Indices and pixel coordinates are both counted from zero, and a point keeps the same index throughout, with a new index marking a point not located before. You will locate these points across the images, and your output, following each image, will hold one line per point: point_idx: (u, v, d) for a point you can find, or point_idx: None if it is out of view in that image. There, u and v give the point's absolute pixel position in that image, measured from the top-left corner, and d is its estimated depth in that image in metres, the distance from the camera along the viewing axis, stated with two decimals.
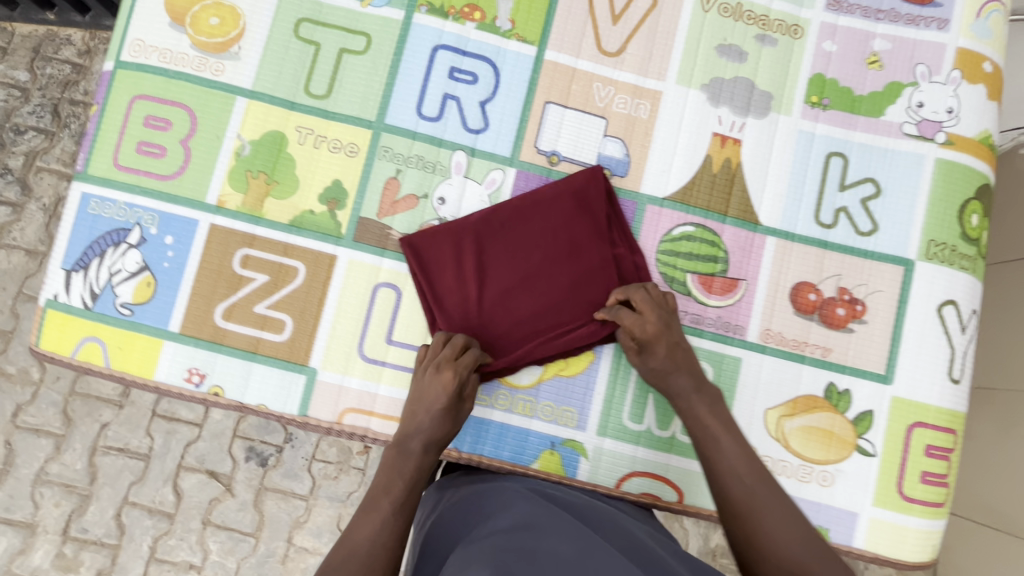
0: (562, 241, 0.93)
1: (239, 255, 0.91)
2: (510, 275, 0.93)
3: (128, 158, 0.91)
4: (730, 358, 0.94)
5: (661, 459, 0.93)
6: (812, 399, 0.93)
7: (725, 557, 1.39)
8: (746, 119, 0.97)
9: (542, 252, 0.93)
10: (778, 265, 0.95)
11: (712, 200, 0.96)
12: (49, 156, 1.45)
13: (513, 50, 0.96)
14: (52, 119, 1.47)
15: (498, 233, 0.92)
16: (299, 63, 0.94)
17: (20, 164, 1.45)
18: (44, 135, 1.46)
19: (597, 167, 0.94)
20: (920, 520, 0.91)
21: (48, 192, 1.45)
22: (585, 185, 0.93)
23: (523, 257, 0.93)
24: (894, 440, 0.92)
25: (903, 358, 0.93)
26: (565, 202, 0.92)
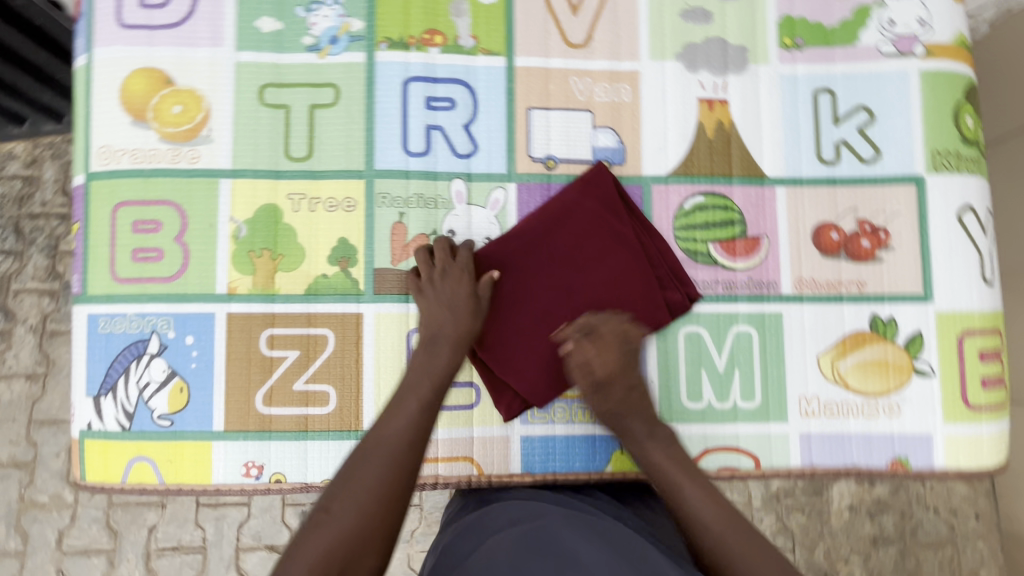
0: (592, 245, 0.91)
1: (265, 337, 0.88)
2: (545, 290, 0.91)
3: (127, 269, 0.88)
4: (771, 316, 0.94)
5: (729, 430, 0.92)
6: (860, 335, 0.93)
7: (788, 498, 1.48)
8: (727, 77, 0.97)
9: (572, 261, 0.91)
10: (794, 212, 0.95)
11: (714, 165, 0.96)
12: (23, 277, 1.39)
13: (482, 65, 0.94)
14: (16, 239, 1.41)
15: (523, 255, 0.91)
16: (273, 130, 0.91)
17: None
18: (12, 256, 1.40)
19: (602, 162, 0.93)
20: (990, 425, 0.92)
21: (31, 313, 1.40)
22: (598, 183, 0.91)
23: (555, 271, 0.91)
24: (947, 354, 0.92)
25: (937, 273, 0.93)
26: (583, 206, 0.91)
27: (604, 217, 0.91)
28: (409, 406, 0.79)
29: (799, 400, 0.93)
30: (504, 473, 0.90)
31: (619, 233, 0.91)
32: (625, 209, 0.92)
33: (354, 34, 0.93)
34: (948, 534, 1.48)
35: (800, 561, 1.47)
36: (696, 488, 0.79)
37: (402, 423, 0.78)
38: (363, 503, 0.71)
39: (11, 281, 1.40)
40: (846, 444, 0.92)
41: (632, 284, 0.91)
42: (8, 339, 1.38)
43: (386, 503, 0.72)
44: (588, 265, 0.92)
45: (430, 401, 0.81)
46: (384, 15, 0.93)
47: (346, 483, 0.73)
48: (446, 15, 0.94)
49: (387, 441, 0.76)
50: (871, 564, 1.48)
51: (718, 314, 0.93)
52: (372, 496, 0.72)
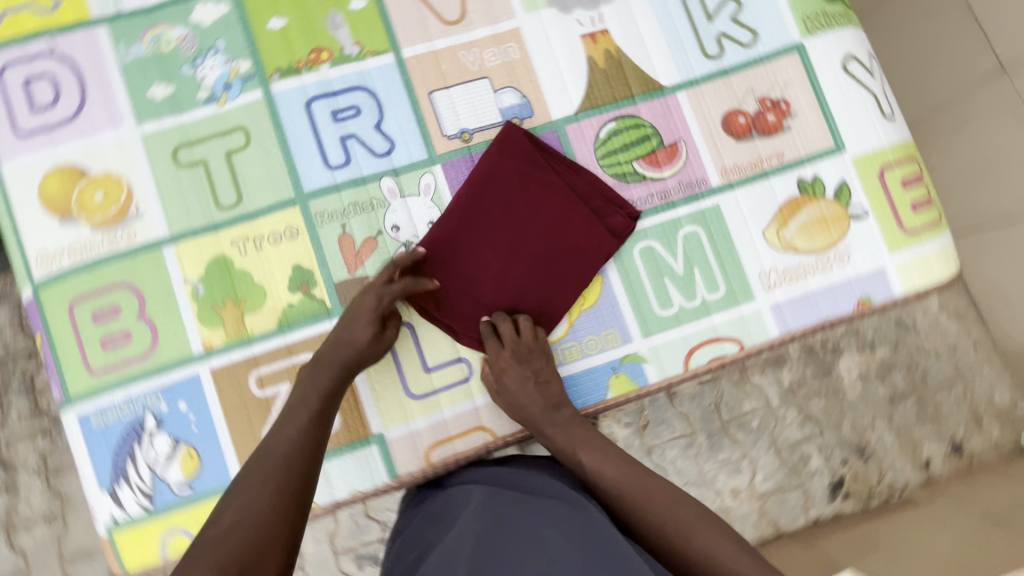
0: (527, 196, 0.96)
1: (253, 380, 0.91)
2: (498, 253, 0.95)
3: (101, 360, 0.90)
4: (710, 210, 0.99)
5: (707, 324, 0.97)
6: (794, 202, 0.99)
7: (802, 387, 1.54)
8: (600, 9, 1.02)
9: (514, 217, 0.96)
10: (700, 111, 1.01)
11: (615, 91, 1.01)
12: (9, 423, 1.37)
13: (374, 66, 0.97)
14: None
15: (467, 228, 0.95)
16: (197, 187, 0.94)
17: None
18: None
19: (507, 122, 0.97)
20: (933, 243, 0.99)
21: (30, 456, 1.37)
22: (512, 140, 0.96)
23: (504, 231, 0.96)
24: (875, 192, 0.99)
25: (842, 123, 1.00)
26: (505, 165, 0.96)
27: (529, 169, 0.96)
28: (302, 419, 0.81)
29: (759, 276, 0.98)
30: (517, 430, 0.94)
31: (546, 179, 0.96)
32: (545, 156, 0.97)
33: (244, 74, 0.96)
34: None
35: (831, 441, 1.53)
36: (591, 453, 0.84)
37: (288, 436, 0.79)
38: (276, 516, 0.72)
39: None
40: (814, 303, 0.98)
41: (574, 220, 0.96)
42: (16, 491, 1.36)
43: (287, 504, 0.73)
44: (530, 216, 0.96)
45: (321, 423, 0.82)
46: (267, 49, 0.96)
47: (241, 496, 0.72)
48: (325, 31, 0.97)
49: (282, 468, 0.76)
50: (895, 422, 1.52)
51: (663, 224, 0.99)
52: (271, 501, 0.72)
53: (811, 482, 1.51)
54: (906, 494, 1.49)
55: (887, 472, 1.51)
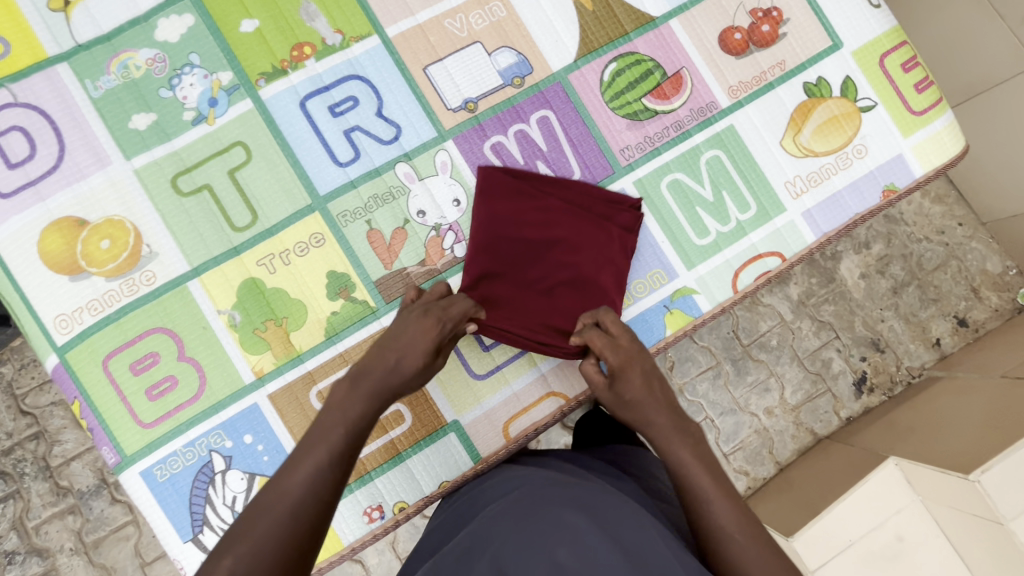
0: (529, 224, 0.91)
1: (314, 397, 0.88)
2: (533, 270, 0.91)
3: (150, 412, 0.86)
4: (725, 131, 0.99)
5: (746, 244, 0.98)
6: (803, 107, 1.00)
7: (812, 298, 1.60)
8: None
9: (522, 250, 0.91)
10: (695, 35, 1.00)
11: (609, 31, 0.99)
12: (35, 510, 1.30)
13: (361, 52, 0.93)
14: (4, 481, 1.31)
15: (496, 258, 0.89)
16: (206, 214, 0.89)
17: (18, 539, 1.30)
18: (12, 497, 1.31)
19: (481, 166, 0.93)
20: (941, 120, 1.01)
21: (64, 537, 1.30)
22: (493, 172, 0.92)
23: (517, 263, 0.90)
24: (878, 82, 1.00)
25: (835, 20, 1.00)
26: (497, 187, 0.91)
27: (522, 195, 0.91)
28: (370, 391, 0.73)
29: (785, 186, 0.99)
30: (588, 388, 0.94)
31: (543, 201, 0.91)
32: (527, 183, 0.93)
33: (228, 85, 0.90)
34: (946, 251, 1.60)
35: (848, 341, 1.58)
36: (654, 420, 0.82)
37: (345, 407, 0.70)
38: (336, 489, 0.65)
39: (25, 521, 1.30)
40: (843, 201, 0.99)
41: (586, 238, 0.91)
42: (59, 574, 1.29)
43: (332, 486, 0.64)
44: (537, 244, 0.91)
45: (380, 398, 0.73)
46: (245, 54, 0.91)
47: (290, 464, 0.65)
48: (302, 25, 0.92)
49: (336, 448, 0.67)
50: (903, 309, 1.60)
51: (682, 155, 0.98)
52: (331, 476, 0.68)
53: (837, 385, 1.58)
54: (925, 373, 1.58)
55: (904, 359, 1.59)
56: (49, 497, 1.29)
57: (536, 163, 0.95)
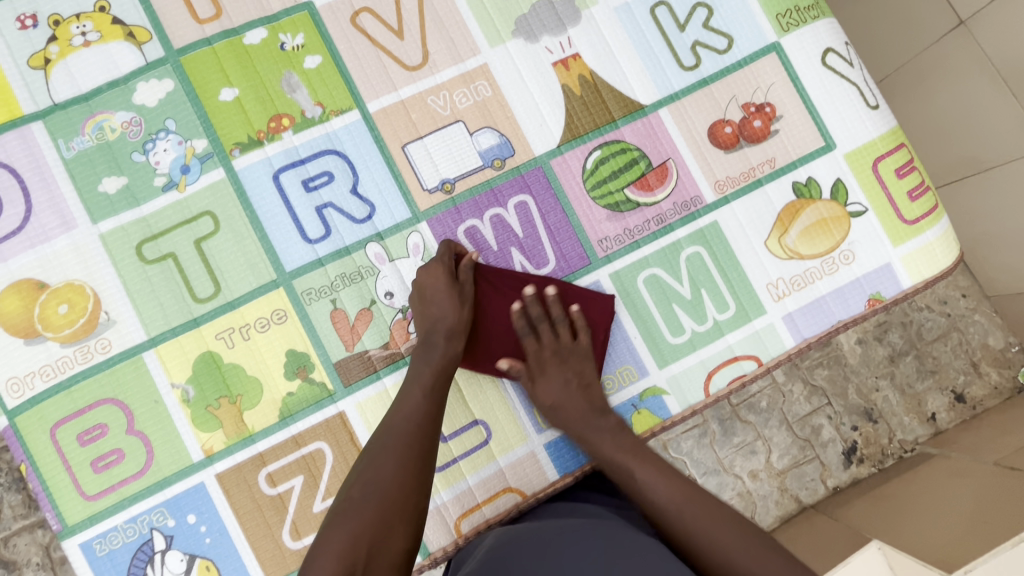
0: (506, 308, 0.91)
1: (263, 479, 0.86)
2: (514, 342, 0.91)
3: (95, 484, 0.84)
4: (709, 228, 0.96)
5: (721, 346, 0.95)
6: (792, 207, 0.97)
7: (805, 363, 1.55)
8: (567, 33, 0.97)
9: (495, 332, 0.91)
10: (685, 125, 0.97)
11: (595, 117, 0.96)
12: (3, 521, 1.28)
13: (340, 126, 0.92)
14: None
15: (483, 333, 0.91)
16: (169, 282, 0.87)
17: None
18: None
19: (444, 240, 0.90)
20: (934, 230, 0.97)
21: (32, 551, 1.28)
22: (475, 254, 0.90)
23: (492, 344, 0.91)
24: (870, 186, 0.97)
25: (829, 120, 0.98)
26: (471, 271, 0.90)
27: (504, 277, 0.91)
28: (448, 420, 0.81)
29: (768, 288, 0.96)
30: (546, 485, 0.90)
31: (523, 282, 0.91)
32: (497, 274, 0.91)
33: (201, 153, 0.89)
34: (947, 322, 1.56)
35: (840, 408, 1.53)
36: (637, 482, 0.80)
37: (409, 414, 0.78)
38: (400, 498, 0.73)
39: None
40: (827, 307, 0.96)
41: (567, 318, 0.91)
42: None
43: (405, 495, 0.72)
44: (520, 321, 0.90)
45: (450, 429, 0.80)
46: (222, 122, 0.89)
47: (364, 474, 0.73)
48: (282, 95, 0.91)
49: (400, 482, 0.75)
50: (898, 380, 1.54)
51: (663, 249, 0.95)
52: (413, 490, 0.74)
53: (826, 452, 1.52)
54: (917, 449, 1.53)
55: (897, 432, 1.53)
56: (19, 510, 1.27)
57: (510, 249, 0.93)
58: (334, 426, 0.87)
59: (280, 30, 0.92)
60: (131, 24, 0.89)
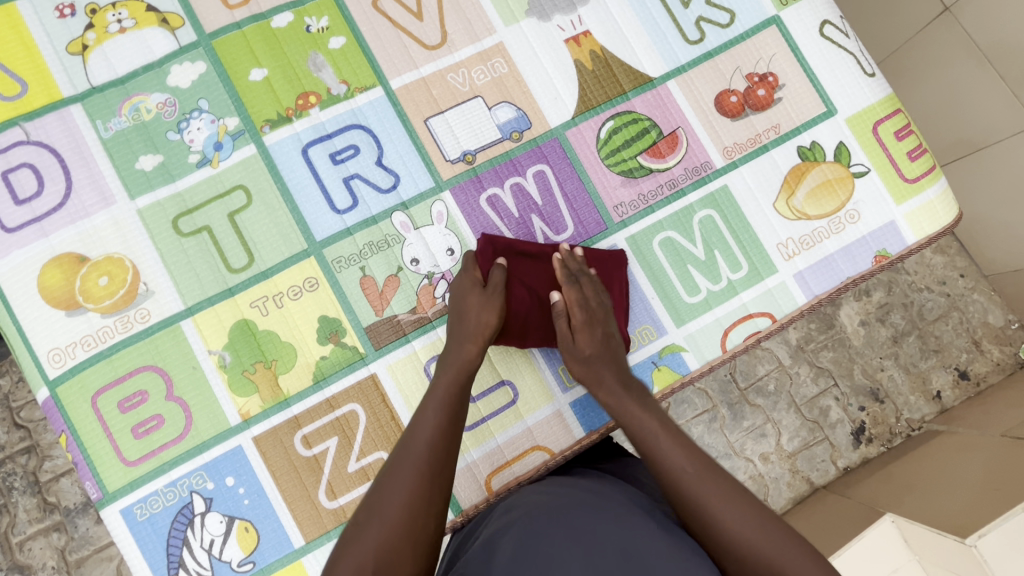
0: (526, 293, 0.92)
1: (298, 441, 0.88)
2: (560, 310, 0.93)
3: (135, 450, 0.86)
4: (719, 192, 1.00)
5: (736, 305, 0.98)
6: (797, 170, 1.01)
7: (811, 343, 1.58)
8: (578, 12, 1.02)
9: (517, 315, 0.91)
10: (692, 96, 1.02)
11: (607, 90, 1.01)
12: (20, 525, 1.29)
13: (365, 103, 0.96)
14: None
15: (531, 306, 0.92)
16: (204, 254, 0.91)
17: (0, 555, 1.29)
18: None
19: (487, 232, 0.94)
20: (934, 188, 1.02)
21: (47, 556, 1.29)
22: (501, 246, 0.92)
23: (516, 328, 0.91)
24: (871, 149, 1.02)
25: (829, 87, 1.03)
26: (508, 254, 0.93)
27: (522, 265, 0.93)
28: (450, 376, 0.82)
29: (778, 248, 1.00)
30: (573, 443, 0.93)
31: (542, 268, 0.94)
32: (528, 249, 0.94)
33: (234, 131, 0.93)
34: (948, 301, 1.59)
35: (847, 389, 1.56)
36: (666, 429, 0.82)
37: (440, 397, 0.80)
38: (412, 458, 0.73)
39: (10, 537, 1.29)
40: (834, 265, 1.00)
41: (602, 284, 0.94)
42: None
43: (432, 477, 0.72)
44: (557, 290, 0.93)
45: (450, 379, 0.82)
46: (253, 101, 0.94)
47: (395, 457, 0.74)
48: (308, 75, 0.95)
49: (413, 444, 0.74)
50: (903, 359, 1.58)
51: (676, 213, 0.99)
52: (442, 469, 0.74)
53: (835, 433, 1.55)
54: (924, 427, 1.56)
55: (903, 410, 1.56)
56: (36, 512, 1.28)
57: (530, 216, 0.97)
58: (367, 390, 0.90)
59: (306, 14, 0.96)
60: (165, 11, 0.94)
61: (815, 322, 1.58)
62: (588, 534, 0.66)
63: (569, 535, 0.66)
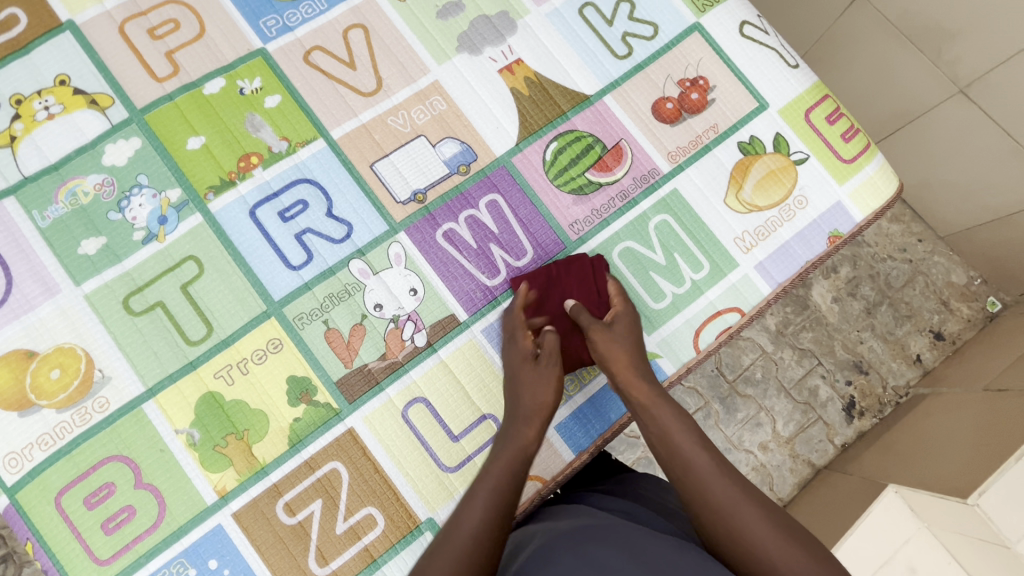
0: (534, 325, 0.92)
1: (281, 510, 0.85)
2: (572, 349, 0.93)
3: (108, 547, 0.82)
4: (669, 195, 1.02)
5: (703, 304, 0.99)
6: (741, 165, 1.04)
7: (789, 326, 1.60)
8: (507, 42, 1.04)
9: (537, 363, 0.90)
10: (629, 108, 1.05)
11: (546, 112, 1.03)
12: None
13: (307, 156, 0.96)
14: None
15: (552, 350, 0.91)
16: (161, 331, 0.88)
17: None
18: None
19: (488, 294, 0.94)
20: (871, 165, 1.06)
21: None
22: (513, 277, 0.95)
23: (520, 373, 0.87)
24: (807, 136, 1.05)
25: (757, 83, 1.07)
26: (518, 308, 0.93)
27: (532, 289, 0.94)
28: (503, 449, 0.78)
29: (735, 242, 1.02)
30: (563, 467, 0.91)
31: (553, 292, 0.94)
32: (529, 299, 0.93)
33: (176, 202, 0.91)
34: (911, 267, 1.64)
35: (831, 366, 1.58)
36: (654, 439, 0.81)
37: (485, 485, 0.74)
38: (457, 527, 0.69)
39: None
40: (791, 251, 1.02)
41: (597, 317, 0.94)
42: None
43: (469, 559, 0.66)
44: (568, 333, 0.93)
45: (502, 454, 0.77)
46: (193, 170, 0.93)
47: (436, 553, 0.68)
48: (247, 136, 0.95)
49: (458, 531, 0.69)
50: (879, 328, 1.61)
51: (631, 223, 1.01)
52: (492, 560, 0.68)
53: (827, 412, 1.56)
54: (911, 392, 1.58)
55: (888, 379, 1.59)
56: None
57: (489, 246, 0.97)
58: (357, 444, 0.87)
59: (237, 78, 0.96)
60: (93, 92, 0.93)
61: (790, 306, 1.61)
62: (620, 560, 0.62)
63: (601, 562, 0.62)
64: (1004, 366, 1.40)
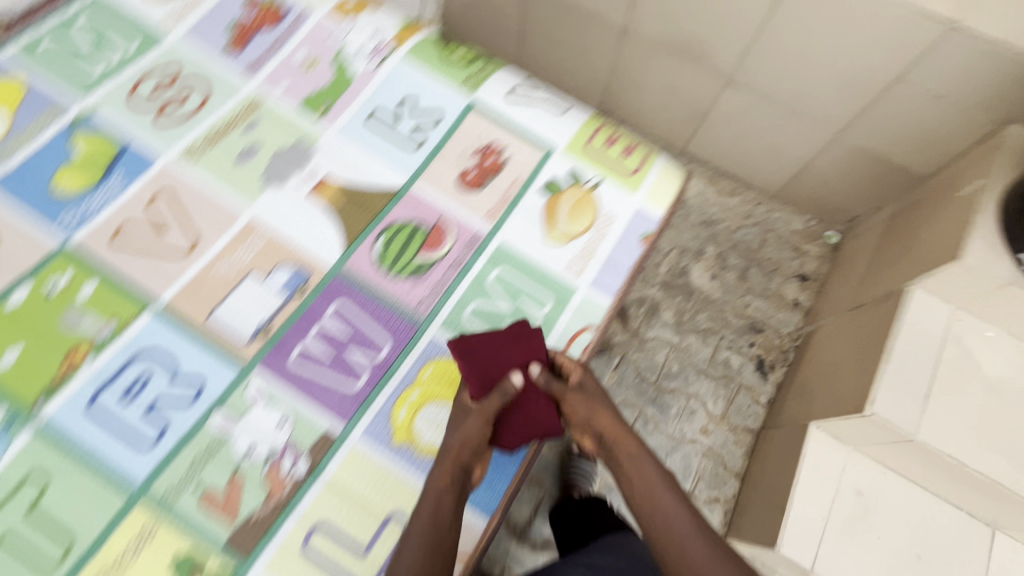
0: (477, 364, 0.97)
1: None
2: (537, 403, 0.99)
3: None
4: (499, 250, 1.12)
5: (560, 334, 1.08)
6: (551, 204, 1.17)
7: (685, 316, 1.75)
8: (310, 166, 1.13)
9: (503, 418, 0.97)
10: (438, 187, 1.15)
11: (365, 215, 1.11)
12: None
13: (137, 331, 0.95)
14: None
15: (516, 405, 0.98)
16: (16, 567, 0.81)
17: None
18: None
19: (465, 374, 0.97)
20: (653, 170, 1.23)
21: None
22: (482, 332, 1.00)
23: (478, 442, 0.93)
24: (594, 163, 1.21)
25: (540, 134, 1.22)
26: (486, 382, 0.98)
27: (492, 341, 0.99)
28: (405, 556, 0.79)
29: (567, 269, 1.13)
30: (479, 536, 0.93)
31: (514, 344, 0.99)
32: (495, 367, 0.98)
33: (3, 423, 0.87)
34: (758, 229, 1.87)
35: (732, 336, 1.73)
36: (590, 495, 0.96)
37: None
38: None
39: None
40: (616, 261, 1.15)
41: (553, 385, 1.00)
42: None
43: None
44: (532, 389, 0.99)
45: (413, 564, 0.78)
46: (16, 386, 0.89)
47: None
48: (68, 333, 0.93)
49: None
50: (756, 289, 1.80)
51: (472, 285, 1.09)
52: None
53: (744, 376, 1.70)
54: (803, 331, 1.76)
55: (781, 327, 1.76)
56: None
57: (345, 352, 1.00)
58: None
59: (45, 280, 0.96)
60: None
61: (678, 298, 1.77)
62: None
63: None
64: (861, 281, 1.60)
